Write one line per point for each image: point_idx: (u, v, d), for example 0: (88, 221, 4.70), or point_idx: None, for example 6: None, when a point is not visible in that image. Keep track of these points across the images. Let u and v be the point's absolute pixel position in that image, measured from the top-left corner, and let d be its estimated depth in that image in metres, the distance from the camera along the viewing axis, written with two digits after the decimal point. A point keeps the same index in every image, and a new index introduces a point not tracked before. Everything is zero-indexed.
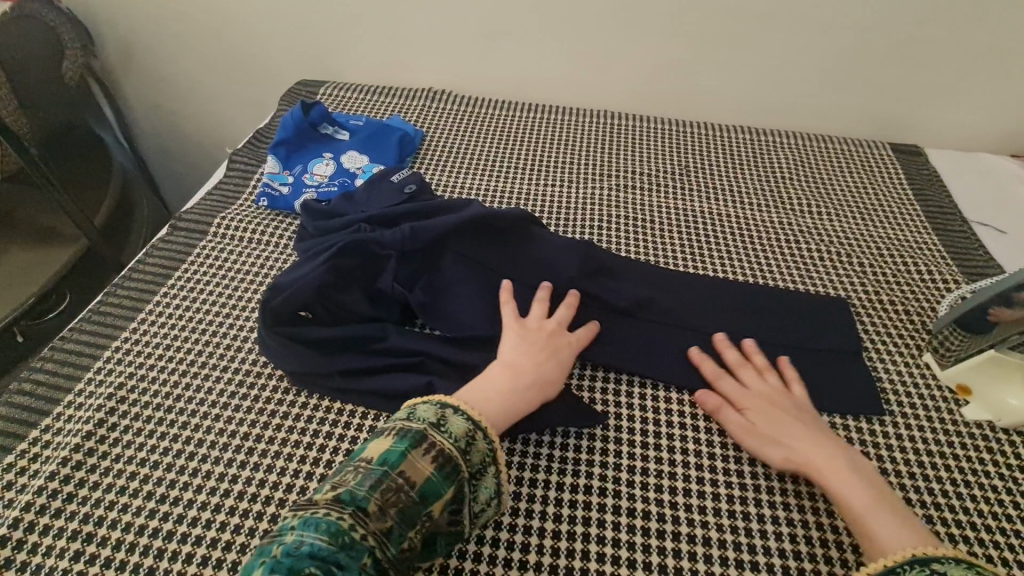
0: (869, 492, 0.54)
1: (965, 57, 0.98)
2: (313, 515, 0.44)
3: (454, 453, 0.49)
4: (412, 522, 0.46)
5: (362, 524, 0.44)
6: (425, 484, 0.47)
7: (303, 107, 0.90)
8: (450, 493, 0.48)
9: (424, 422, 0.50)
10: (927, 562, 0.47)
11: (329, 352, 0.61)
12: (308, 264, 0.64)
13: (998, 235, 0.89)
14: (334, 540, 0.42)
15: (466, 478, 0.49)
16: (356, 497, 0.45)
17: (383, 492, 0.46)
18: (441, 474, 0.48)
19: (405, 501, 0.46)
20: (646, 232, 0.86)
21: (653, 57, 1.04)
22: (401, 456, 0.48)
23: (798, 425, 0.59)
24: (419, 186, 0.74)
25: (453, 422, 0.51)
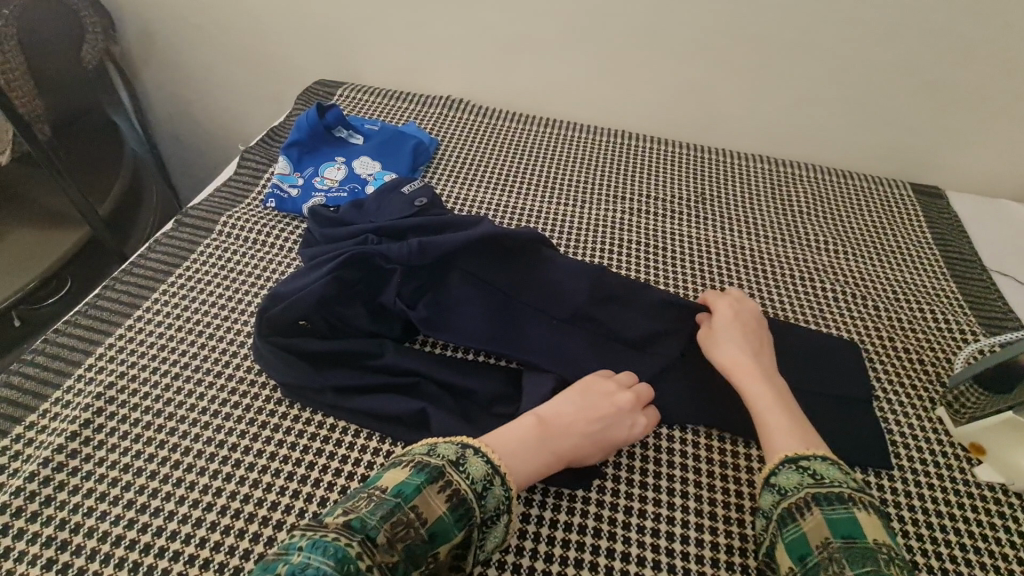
0: (777, 404, 0.58)
1: (994, 101, 0.96)
2: (320, 538, 0.41)
3: (470, 496, 0.47)
4: (418, 563, 0.43)
5: (368, 556, 0.41)
6: (437, 524, 0.44)
7: (319, 108, 0.88)
8: (460, 538, 0.45)
9: (444, 459, 0.48)
10: (796, 461, 0.52)
11: (326, 366, 0.60)
12: (310, 273, 0.63)
13: (1017, 286, 0.87)
14: (341, 568, 0.39)
15: (477, 524, 0.47)
16: (367, 526, 0.42)
17: (394, 525, 0.43)
18: (454, 515, 0.45)
19: (413, 538, 0.43)
20: (657, 259, 0.84)
21: (674, 80, 1.03)
22: (417, 490, 0.45)
23: (747, 338, 0.65)
24: (431, 200, 0.72)
25: (473, 463, 0.49)
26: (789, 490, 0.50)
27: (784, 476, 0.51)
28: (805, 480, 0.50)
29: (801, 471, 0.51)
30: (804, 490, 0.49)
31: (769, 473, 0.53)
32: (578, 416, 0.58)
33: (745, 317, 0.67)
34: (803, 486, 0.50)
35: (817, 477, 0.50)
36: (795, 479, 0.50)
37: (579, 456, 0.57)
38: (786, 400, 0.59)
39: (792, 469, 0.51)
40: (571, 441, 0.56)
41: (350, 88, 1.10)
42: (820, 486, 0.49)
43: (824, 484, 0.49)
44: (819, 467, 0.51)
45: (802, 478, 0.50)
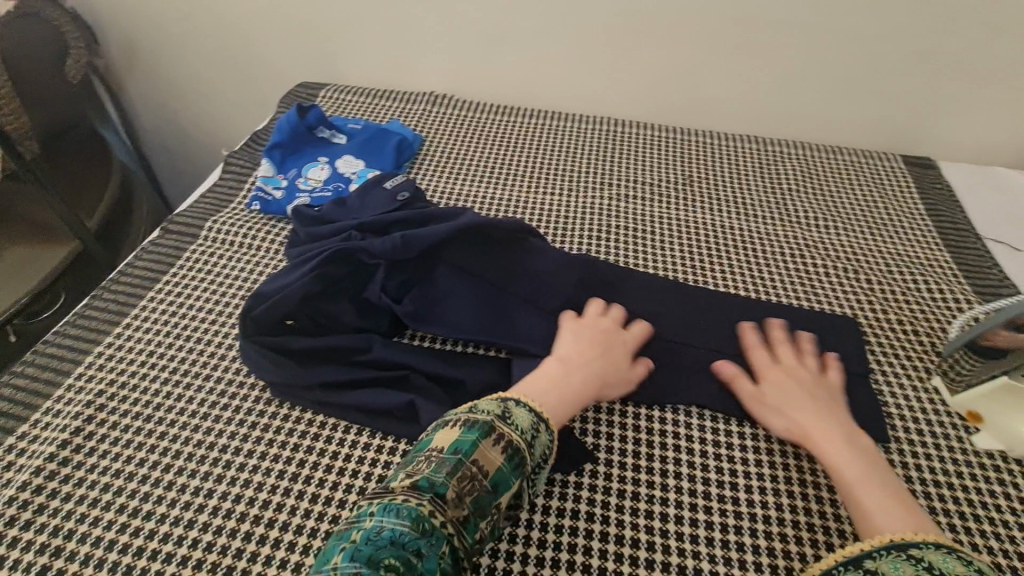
0: (869, 477, 0.53)
1: (980, 67, 0.95)
2: (392, 501, 0.45)
3: (520, 445, 0.50)
4: (484, 513, 0.47)
5: (441, 512, 0.44)
6: (496, 474, 0.48)
7: (300, 110, 0.88)
8: (517, 484, 0.49)
9: (490, 415, 0.50)
10: (905, 548, 0.45)
11: (314, 364, 0.60)
12: (294, 272, 0.63)
13: (1013, 252, 0.86)
14: (416, 526, 0.43)
15: (530, 471, 0.50)
16: (434, 484, 0.46)
17: (459, 480, 0.46)
18: (510, 464, 0.48)
19: (478, 489, 0.47)
20: (646, 243, 0.83)
21: (658, 63, 1.02)
22: (473, 446, 0.48)
23: (809, 399, 0.60)
24: (413, 194, 0.72)
25: (517, 415, 0.51)
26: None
27: (891, 566, 0.44)
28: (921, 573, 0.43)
29: (913, 562, 0.44)
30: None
31: (862, 555, 0.46)
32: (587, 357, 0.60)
33: (805, 373, 0.62)
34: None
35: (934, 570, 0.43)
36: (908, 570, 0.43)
37: (608, 384, 0.60)
38: (874, 467, 0.54)
39: (900, 558, 0.45)
40: (593, 365, 0.59)
41: (333, 89, 1.10)
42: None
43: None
44: (933, 557, 0.44)
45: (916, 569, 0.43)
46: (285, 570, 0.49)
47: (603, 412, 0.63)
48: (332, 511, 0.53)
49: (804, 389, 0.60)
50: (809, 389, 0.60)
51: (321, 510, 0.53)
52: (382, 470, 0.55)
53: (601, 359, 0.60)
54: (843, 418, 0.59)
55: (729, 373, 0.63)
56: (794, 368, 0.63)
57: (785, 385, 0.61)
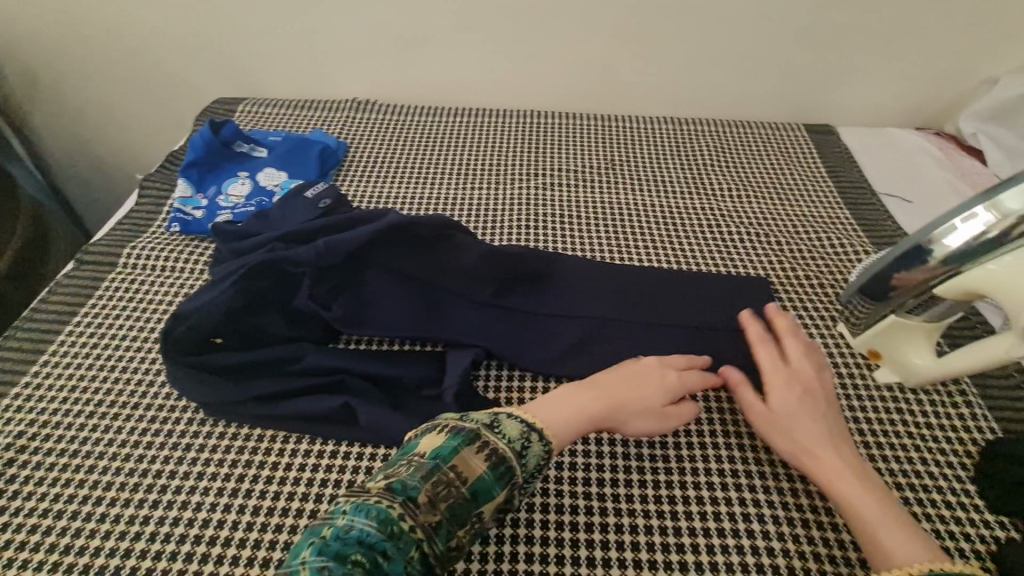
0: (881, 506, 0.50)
1: (862, 37, 1.03)
2: (364, 501, 0.42)
3: (508, 456, 0.47)
4: (460, 522, 0.44)
5: (411, 515, 0.42)
6: (478, 483, 0.45)
7: (212, 126, 0.87)
8: (501, 495, 0.46)
9: (478, 424, 0.48)
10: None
11: (244, 378, 0.59)
12: (215, 288, 0.62)
13: (905, 204, 0.94)
14: (383, 529, 0.40)
15: (517, 484, 0.47)
16: (408, 487, 0.43)
17: (433, 485, 0.44)
18: (495, 475, 0.46)
19: (454, 497, 0.44)
20: (575, 228, 0.86)
21: (574, 54, 1.06)
22: (455, 452, 0.46)
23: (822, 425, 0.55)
24: (335, 201, 0.72)
25: (507, 426, 0.49)
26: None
27: None
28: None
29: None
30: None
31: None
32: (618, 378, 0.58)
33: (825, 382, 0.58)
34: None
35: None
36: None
37: (630, 414, 0.57)
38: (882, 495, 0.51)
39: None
40: (616, 394, 0.57)
41: (251, 103, 1.08)
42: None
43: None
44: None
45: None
46: None
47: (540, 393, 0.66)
48: (276, 520, 0.53)
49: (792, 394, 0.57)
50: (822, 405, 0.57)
51: (265, 521, 0.53)
52: (324, 474, 0.56)
53: (631, 388, 0.57)
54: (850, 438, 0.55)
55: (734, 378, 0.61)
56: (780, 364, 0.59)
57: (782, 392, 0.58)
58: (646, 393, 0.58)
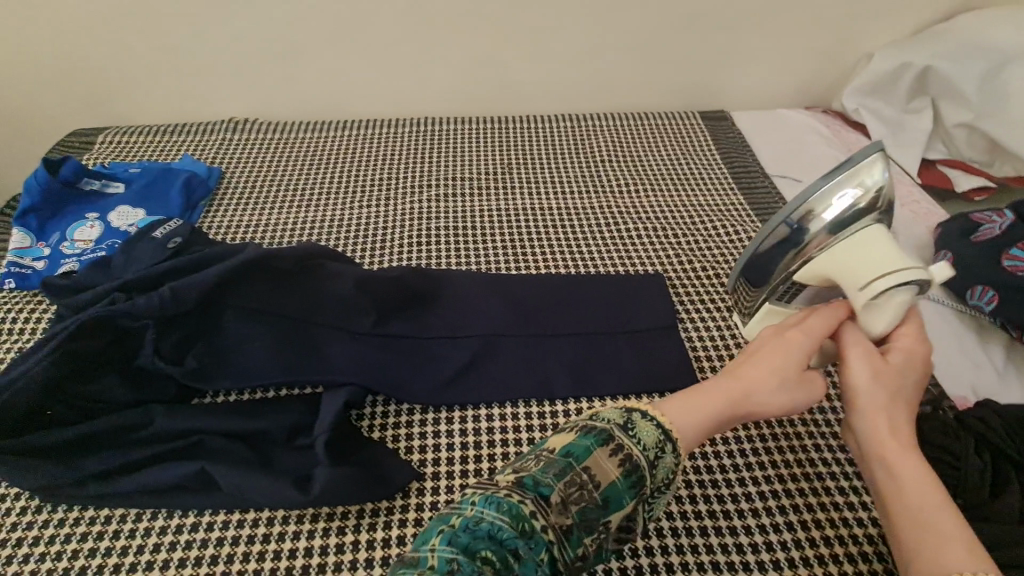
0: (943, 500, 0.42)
1: (741, 22, 1.04)
2: (494, 493, 0.39)
3: (641, 461, 0.42)
4: (590, 529, 0.40)
5: (544, 515, 0.39)
6: (610, 488, 0.41)
7: (47, 164, 0.76)
8: (632, 506, 0.41)
9: (610, 424, 0.43)
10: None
11: (76, 456, 0.52)
12: (35, 355, 0.54)
13: (795, 183, 0.96)
14: (516, 525, 0.37)
15: (647, 493, 0.42)
16: (539, 484, 0.40)
17: (567, 485, 0.40)
18: (627, 481, 0.41)
19: (586, 500, 0.40)
20: (469, 240, 0.83)
21: (459, 57, 1.02)
22: (588, 452, 0.41)
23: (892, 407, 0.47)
24: (187, 238, 0.65)
25: (643, 429, 0.44)
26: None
27: None
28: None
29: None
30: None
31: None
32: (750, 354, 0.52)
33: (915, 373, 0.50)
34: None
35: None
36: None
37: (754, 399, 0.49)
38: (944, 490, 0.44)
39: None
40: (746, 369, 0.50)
41: (112, 134, 0.99)
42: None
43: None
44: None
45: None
46: None
47: (430, 425, 0.62)
48: None
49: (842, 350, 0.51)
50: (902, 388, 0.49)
51: None
52: (185, 551, 0.50)
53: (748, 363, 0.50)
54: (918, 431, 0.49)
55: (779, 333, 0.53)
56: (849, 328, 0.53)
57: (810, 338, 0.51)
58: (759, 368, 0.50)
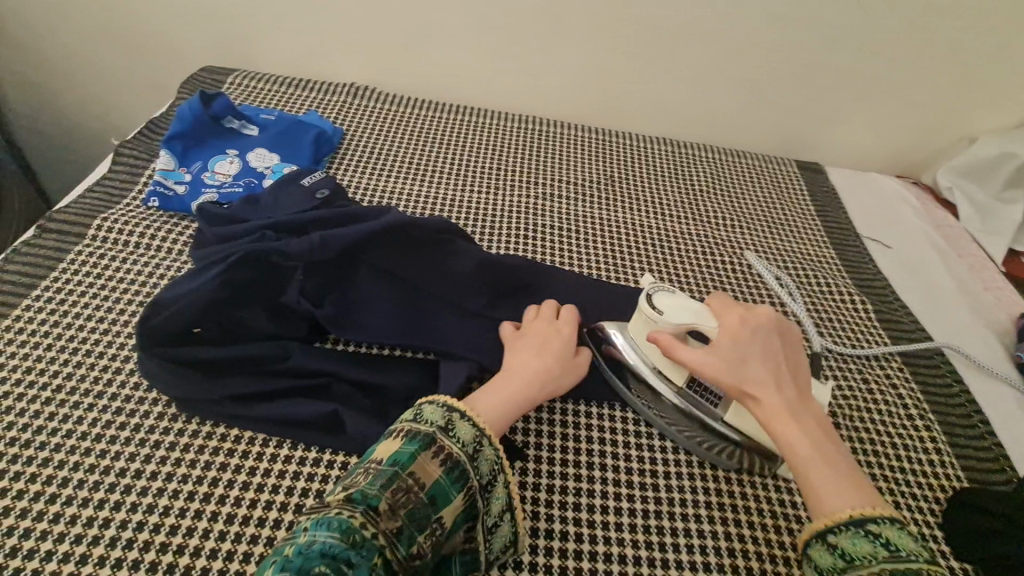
0: (820, 448, 0.50)
1: (859, 84, 1.05)
2: (325, 515, 0.42)
3: (461, 459, 0.48)
4: (420, 526, 0.45)
5: (372, 524, 0.43)
6: (434, 487, 0.46)
7: (203, 98, 0.82)
8: (458, 498, 0.47)
9: (434, 425, 0.49)
10: (863, 523, 0.45)
11: (222, 376, 0.57)
12: (199, 276, 0.59)
13: (884, 249, 0.98)
14: (345, 538, 0.41)
15: (477, 485, 0.48)
16: (368, 496, 0.44)
17: (394, 492, 0.45)
18: (449, 478, 0.47)
19: (413, 504, 0.45)
20: (572, 243, 0.85)
21: (579, 66, 1.04)
22: (411, 459, 0.46)
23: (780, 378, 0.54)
24: (333, 191, 0.70)
25: (461, 428, 0.49)
26: (856, 557, 0.43)
27: (849, 541, 0.44)
28: (838, 562, 0.44)
29: (871, 537, 0.44)
30: (878, 563, 0.42)
31: (825, 531, 0.46)
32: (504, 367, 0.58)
33: (769, 337, 0.56)
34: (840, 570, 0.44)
35: (891, 546, 0.43)
36: (830, 559, 0.45)
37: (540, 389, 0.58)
38: (823, 433, 0.52)
39: (857, 532, 0.44)
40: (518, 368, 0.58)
41: (241, 76, 1.01)
42: (895, 559, 0.42)
43: (856, 563, 0.43)
44: (889, 531, 0.44)
45: (873, 546, 0.43)
46: None
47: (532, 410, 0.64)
48: (250, 530, 0.50)
49: (544, 353, 0.60)
50: (769, 351, 0.55)
51: (238, 531, 0.50)
52: (304, 483, 0.53)
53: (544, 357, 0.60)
54: (803, 386, 0.55)
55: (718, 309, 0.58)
56: (552, 332, 0.62)
57: (531, 344, 0.60)
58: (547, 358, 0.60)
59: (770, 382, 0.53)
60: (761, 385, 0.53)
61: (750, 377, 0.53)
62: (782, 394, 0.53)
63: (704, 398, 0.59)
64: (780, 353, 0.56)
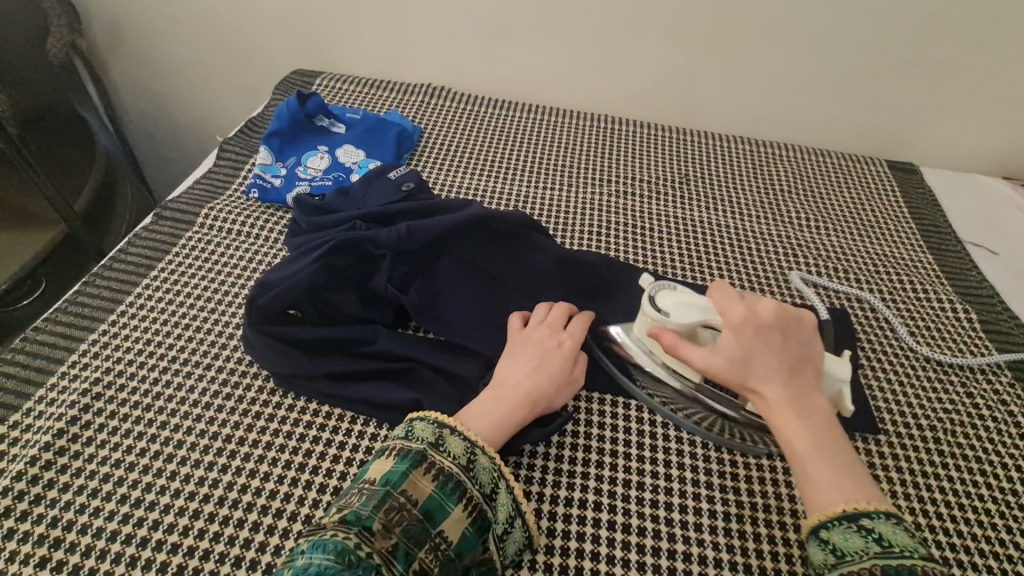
0: (822, 445, 0.48)
1: (964, 78, 0.97)
2: (320, 538, 0.44)
3: (455, 471, 0.49)
4: (419, 543, 0.46)
5: (367, 544, 0.44)
6: (429, 502, 0.47)
7: (299, 98, 0.88)
8: (455, 512, 0.48)
9: (421, 443, 0.50)
10: (856, 518, 0.45)
11: (315, 355, 0.60)
12: (298, 262, 0.63)
13: (991, 256, 0.90)
14: (342, 559, 0.42)
15: (476, 495, 0.49)
16: (362, 517, 0.45)
17: (388, 511, 0.46)
18: (444, 491, 0.48)
19: (408, 519, 0.46)
20: (646, 239, 0.84)
21: (656, 63, 1.02)
22: (403, 476, 0.48)
23: (775, 362, 0.51)
24: (417, 185, 0.73)
25: (451, 442, 0.51)
26: (848, 553, 0.44)
27: (843, 536, 0.45)
28: (829, 558, 0.45)
29: (863, 533, 0.44)
30: (870, 559, 0.43)
31: (817, 525, 0.46)
32: (520, 363, 0.59)
33: (772, 333, 0.52)
34: (832, 565, 0.45)
35: (883, 542, 0.43)
36: (820, 555, 0.46)
37: (549, 396, 0.58)
38: (829, 425, 0.50)
39: (850, 527, 0.45)
40: (527, 379, 0.58)
41: (328, 77, 1.07)
42: (887, 554, 0.43)
43: (847, 559, 0.44)
44: (883, 527, 0.44)
45: (865, 541, 0.44)
46: None
47: (607, 405, 0.64)
48: None
49: (539, 363, 0.59)
50: (772, 346, 0.51)
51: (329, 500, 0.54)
52: None
53: (546, 365, 0.59)
54: (812, 376, 0.52)
55: (670, 342, 0.55)
56: (552, 338, 0.61)
57: (523, 352, 0.60)
58: (551, 367, 0.59)
59: (774, 376, 0.50)
60: (765, 382, 0.50)
61: (754, 374, 0.51)
62: (787, 386, 0.50)
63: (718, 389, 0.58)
64: (785, 348, 0.52)
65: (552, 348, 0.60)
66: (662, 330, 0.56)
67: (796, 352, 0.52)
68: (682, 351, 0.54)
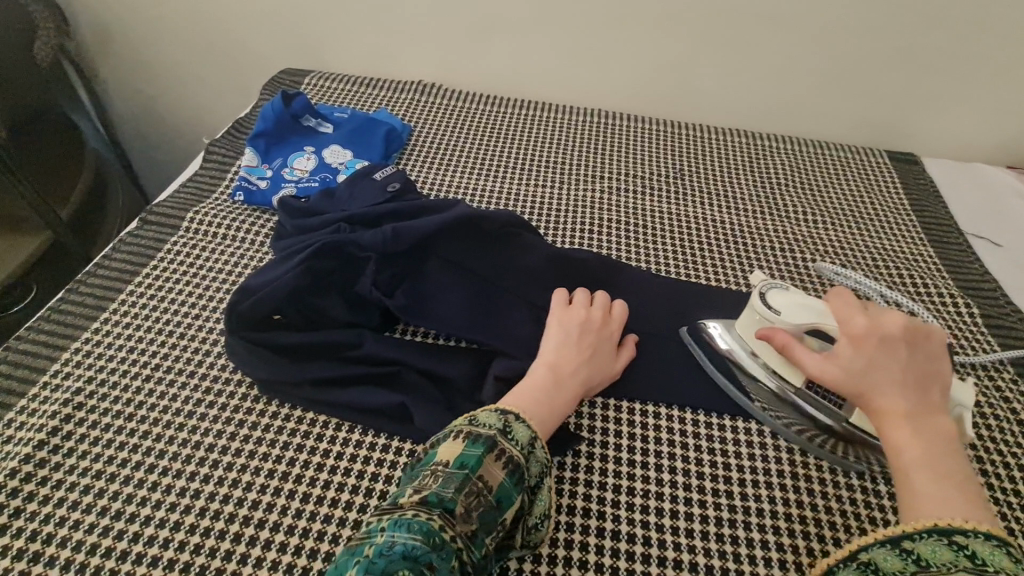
0: (935, 466, 0.45)
1: (965, 65, 0.95)
2: (401, 516, 0.43)
3: (522, 460, 0.49)
4: (489, 529, 0.45)
5: (450, 526, 0.43)
6: (500, 489, 0.47)
7: (285, 98, 0.87)
8: (519, 501, 0.47)
9: (493, 429, 0.49)
10: (948, 533, 0.42)
11: (299, 361, 0.60)
12: (281, 266, 0.62)
13: (994, 248, 0.88)
14: (428, 541, 0.41)
15: (530, 487, 0.49)
16: (444, 499, 0.44)
17: (467, 495, 0.45)
18: (513, 480, 0.47)
19: (483, 505, 0.45)
20: (640, 237, 0.83)
21: (649, 57, 1.01)
22: (479, 461, 0.47)
23: (896, 374, 0.49)
24: (404, 185, 0.72)
25: (517, 430, 0.50)
26: (933, 564, 0.41)
27: (929, 548, 0.42)
28: (909, 566, 0.42)
29: (955, 548, 0.41)
30: (960, 572, 0.40)
31: (899, 535, 0.44)
32: (569, 351, 0.59)
33: (899, 347, 0.49)
34: (911, 574, 0.42)
35: (977, 560, 0.40)
36: (896, 562, 0.43)
37: (594, 383, 0.59)
38: (946, 447, 0.46)
39: (941, 541, 0.42)
40: (579, 369, 0.58)
41: (317, 76, 1.06)
42: (979, 570, 0.40)
43: (933, 570, 0.41)
44: (980, 546, 0.41)
45: (955, 556, 0.41)
46: (276, 572, 0.49)
47: (598, 407, 0.63)
48: (325, 510, 0.53)
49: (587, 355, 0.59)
50: (898, 360, 0.49)
51: (313, 510, 0.53)
52: (375, 467, 0.55)
53: (588, 358, 0.59)
54: (940, 396, 0.49)
55: (779, 339, 0.55)
56: (601, 329, 0.61)
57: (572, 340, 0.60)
58: (597, 360, 0.60)
59: (891, 387, 0.48)
60: (880, 392, 0.49)
61: (868, 383, 0.49)
62: (903, 399, 0.48)
63: (826, 400, 0.55)
64: (912, 364, 0.49)
65: (597, 340, 0.60)
66: (774, 330, 0.56)
67: (927, 368, 0.49)
68: (793, 351, 0.53)
